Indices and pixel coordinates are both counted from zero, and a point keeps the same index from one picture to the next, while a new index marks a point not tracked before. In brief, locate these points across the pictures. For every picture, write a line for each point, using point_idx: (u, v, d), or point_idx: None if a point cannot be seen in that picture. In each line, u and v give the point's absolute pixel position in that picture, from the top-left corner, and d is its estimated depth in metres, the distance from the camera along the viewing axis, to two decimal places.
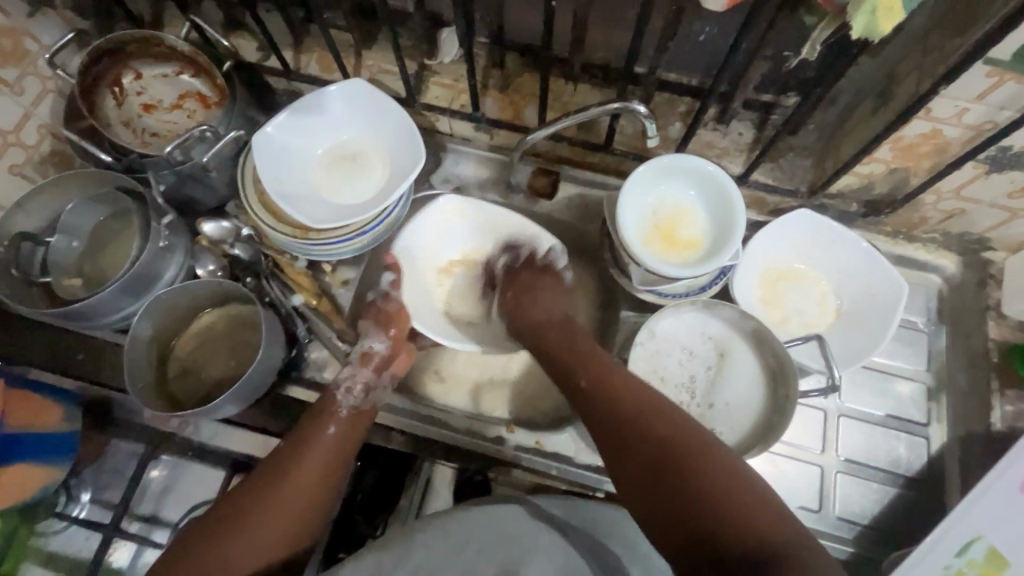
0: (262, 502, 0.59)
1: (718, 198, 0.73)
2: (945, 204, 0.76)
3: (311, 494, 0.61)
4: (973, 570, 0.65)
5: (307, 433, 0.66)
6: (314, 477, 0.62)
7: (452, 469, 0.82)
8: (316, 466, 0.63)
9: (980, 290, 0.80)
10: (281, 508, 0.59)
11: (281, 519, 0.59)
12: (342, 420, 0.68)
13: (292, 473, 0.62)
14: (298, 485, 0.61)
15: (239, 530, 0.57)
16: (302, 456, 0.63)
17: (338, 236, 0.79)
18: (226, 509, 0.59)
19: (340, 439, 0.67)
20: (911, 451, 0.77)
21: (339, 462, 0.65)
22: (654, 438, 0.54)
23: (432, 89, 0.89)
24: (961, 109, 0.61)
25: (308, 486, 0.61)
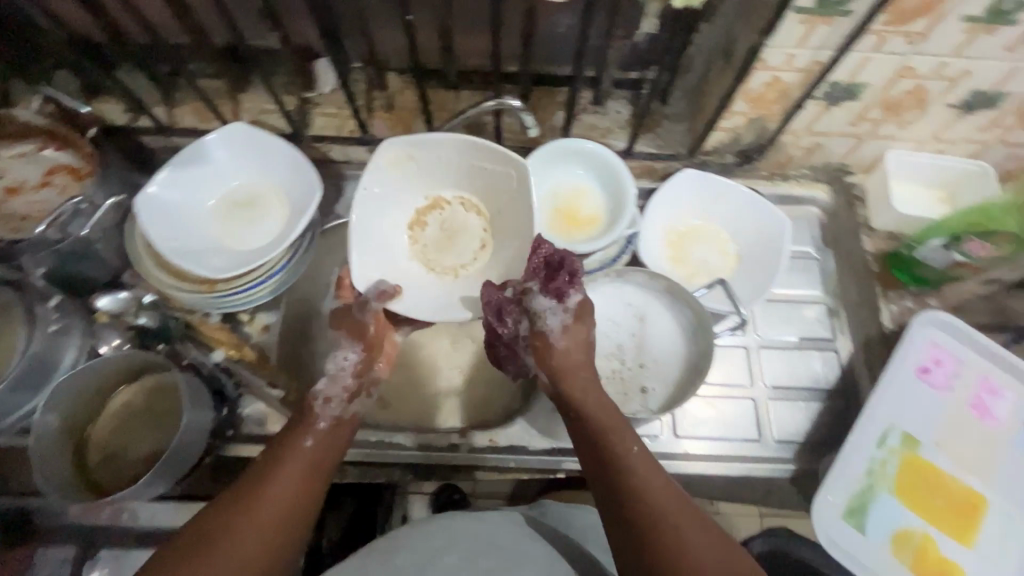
0: (232, 527, 0.50)
1: (607, 174, 0.78)
2: (804, 141, 0.84)
3: (283, 525, 0.52)
4: (895, 456, 0.72)
5: (281, 444, 0.58)
6: (287, 501, 0.53)
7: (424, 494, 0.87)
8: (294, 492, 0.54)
9: (851, 211, 0.90)
10: (252, 531, 0.50)
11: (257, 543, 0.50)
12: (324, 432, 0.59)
13: (264, 496, 0.52)
14: (270, 509, 0.52)
15: (209, 558, 0.48)
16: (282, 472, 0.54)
17: (248, 282, 0.78)
18: (214, 522, 0.50)
19: (318, 454, 0.58)
20: (826, 365, 0.85)
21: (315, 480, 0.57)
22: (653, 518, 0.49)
23: (318, 120, 0.89)
24: (790, 55, 0.69)
25: (281, 511, 0.52)
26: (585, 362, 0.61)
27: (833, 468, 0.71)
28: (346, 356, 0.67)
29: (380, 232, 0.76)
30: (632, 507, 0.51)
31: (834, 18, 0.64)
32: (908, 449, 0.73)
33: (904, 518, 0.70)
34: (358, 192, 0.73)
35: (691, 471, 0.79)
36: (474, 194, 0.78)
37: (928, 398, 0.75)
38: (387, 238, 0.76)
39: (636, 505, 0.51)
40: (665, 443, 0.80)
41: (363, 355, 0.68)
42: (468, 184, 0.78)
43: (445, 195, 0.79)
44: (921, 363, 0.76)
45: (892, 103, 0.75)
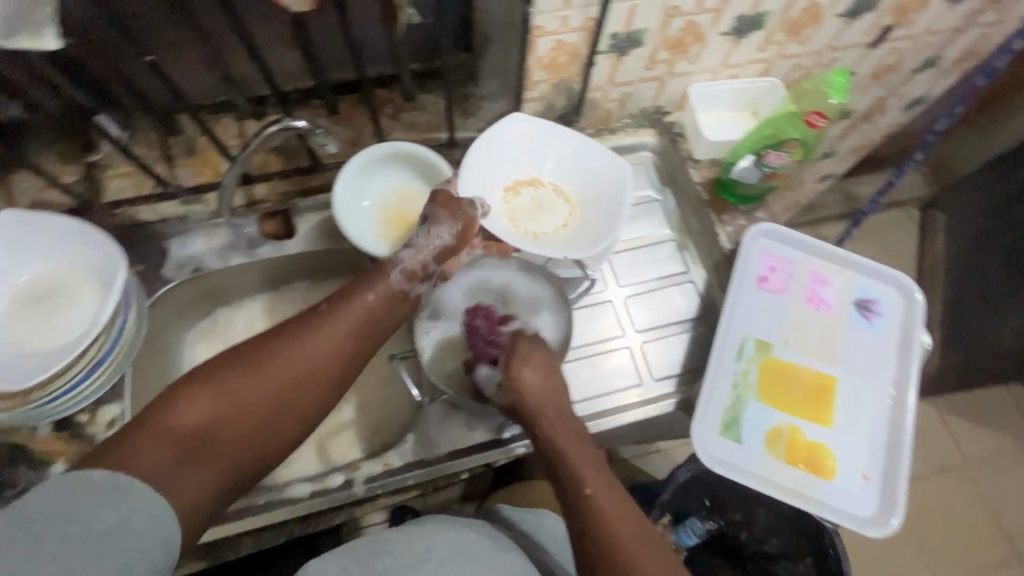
0: (223, 393, 0.58)
1: (423, 166, 0.77)
2: (612, 93, 0.87)
3: (280, 398, 0.60)
4: (754, 364, 0.78)
5: (351, 290, 0.68)
6: (312, 362, 0.62)
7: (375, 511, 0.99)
8: (301, 365, 0.62)
9: (676, 148, 0.95)
10: (241, 396, 0.58)
11: (245, 408, 0.58)
12: (382, 295, 0.68)
13: (279, 360, 0.61)
14: (281, 372, 0.61)
15: (210, 399, 0.57)
16: (313, 332, 0.63)
17: (71, 377, 0.70)
18: (231, 365, 0.60)
19: (373, 312, 0.67)
20: (686, 297, 0.90)
21: (351, 347, 0.65)
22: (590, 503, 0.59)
23: (113, 183, 0.81)
24: (562, 18, 0.69)
25: (297, 376, 0.61)
26: (556, 394, 0.67)
27: (703, 392, 0.76)
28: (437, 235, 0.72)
29: (503, 179, 0.84)
30: (591, 514, 0.58)
31: None
32: (764, 354, 0.78)
33: (773, 417, 0.76)
34: (492, 131, 0.80)
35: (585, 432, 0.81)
36: (570, 181, 0.86)
37: (771, 303, 0.81)
38: (497, 190, 0.83)
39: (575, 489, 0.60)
40: None
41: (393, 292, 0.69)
42: (568, 172, 0.86)
43: (542, 178, 0.86)
44: (759, 273, 0.83)
45: (673, 42, 0.79)
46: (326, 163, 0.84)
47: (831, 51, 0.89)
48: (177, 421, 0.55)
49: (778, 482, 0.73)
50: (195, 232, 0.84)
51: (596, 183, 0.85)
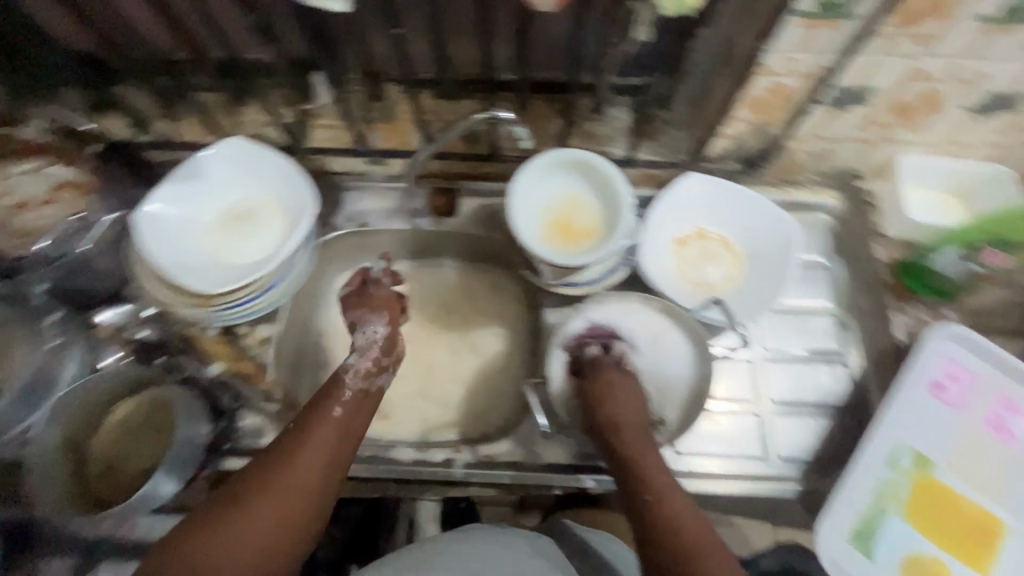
0: (248, 503, 0.53)
1: (602, 183, 0.76)
2: (811, 147, 0.81)
3: (302, 502, 0.55)
4: (906, 477, 0.69)
5: (307, 422, 0.60)
6: (310, 469, 0.57)
7: (433, 504, 0.92)
8: (295, 487, 0.55)
9: (861, 218, 0.87)
10: (261, 514, 0.52)
11: (261, 526, 0.52)
12: (348, 403, 0.64)
13: (278, 483, 0.54)
14: (293, 479, 0.55)
15: (215, 528, 0.51)
16: (292, 461, 0.56)
17: (246, 295, 0.78)
18: (215, 504, 0.53)
19: (348, 422, 0.62)
20: (834, 379, 0.82)
21: (341, 453, 0.60)
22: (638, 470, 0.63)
23: (317, 132, 0.90)
24: (791, 60, 0.66)
25: (313, 477, 0.56)
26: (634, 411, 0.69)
27: (841, 489, 0.68)
28: (375, 329, 0.72)
29: (671, 233, 0.86)
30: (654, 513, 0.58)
31: (836, 21, 0.61)
32: (920, 470, 0.69)
33: (916, 542, 0.67)
34: (672, 188, 0.85)
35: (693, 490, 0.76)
36: (737, 236, 0.86)
37: (944, 415, 0.71)
38: (665, 243, 0.85)
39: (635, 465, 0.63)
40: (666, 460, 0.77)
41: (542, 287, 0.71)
42: (735, 228, 0.86)
43: (709, 229, 0.87)
44: (933, 378, 0.73)
45: (903, 107, 0.72)
46: (503, 155, 0.87)
47: None
48: (205, 535, 0.51)
49: None
50: (369, 190, 0.93)
51: (765, 244, 0.84)
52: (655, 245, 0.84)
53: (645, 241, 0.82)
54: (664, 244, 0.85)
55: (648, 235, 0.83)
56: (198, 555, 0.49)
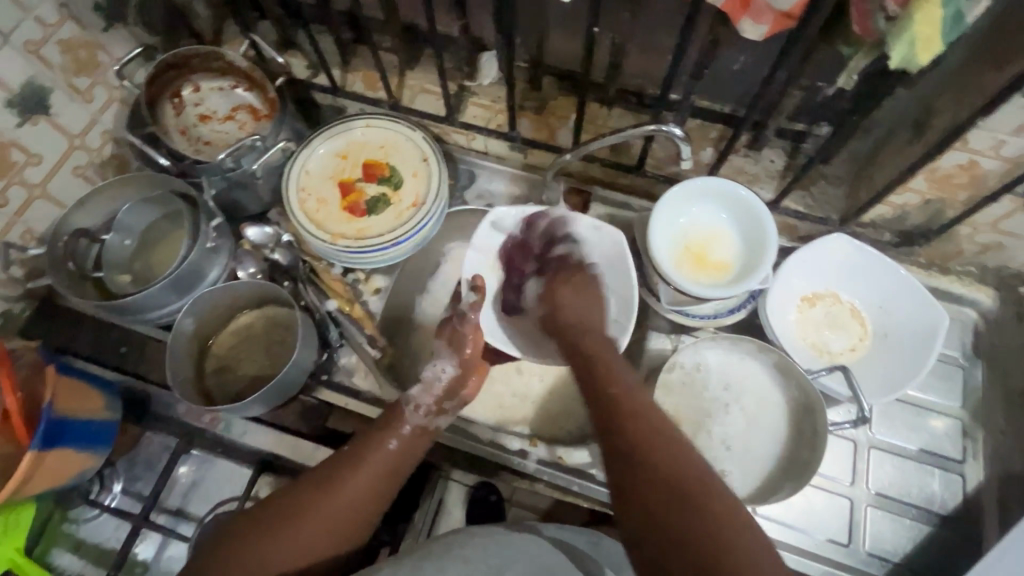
0: (298, 526, 0.55)
1: (749, 222, 0.73)
2: (982, 237, 0.75)
3: (343, 528, 0.57)
4: None
5: (370, 442, 0.62)
6: (358, 501, 0.58)
7: (464, 488, 0.88)
8: (360, 494, 0.58)
9: (1019, 326, 0.79)
10: (299, 540, 0.54)
11: (298, 548, 0.54)
12: (404, 438, 0.64)
13: (327, 495, 0.57)
14: (342, 510, 0.57)
15: (257, 546, 0.53)
16: (352, 478, 0.59)
17: (375, 243, 0.83)
18: (287, 503, 0.57)
19: (400, 459, 0.63)
20: (946, 488, 0.75)
21: (389, 485, 0.61)
22: (702, 492, 0.47)
23: (470, 109, 0.93)
24: (999, 142, 0.61)
25: (354, 509, 0.58)
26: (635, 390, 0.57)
27: None
28: (443, 368, 0.74)
29: (800, 289, 0.82)
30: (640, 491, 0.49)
31: None
32: None
33: None
34: (815, 244, 0.80)
35: None
36: (870, 310, 0.81)
37: None
38: (790, 298, 0.82)
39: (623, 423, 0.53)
40: None
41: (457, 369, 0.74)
42: (871, 302, 0.81)
43: (841, 295, 0.82)
44: None
45: None
46: (645, 171, 0.87)
47: None
48: (255, 545, 0.53)
49: None
50: (503, 173, 0.95)
51: (903, 328, 0.78)
52: (782, 299, 0.81)
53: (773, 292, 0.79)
54: (791, 299, 0.81)
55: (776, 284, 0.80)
56: (264, 544, 0.54)
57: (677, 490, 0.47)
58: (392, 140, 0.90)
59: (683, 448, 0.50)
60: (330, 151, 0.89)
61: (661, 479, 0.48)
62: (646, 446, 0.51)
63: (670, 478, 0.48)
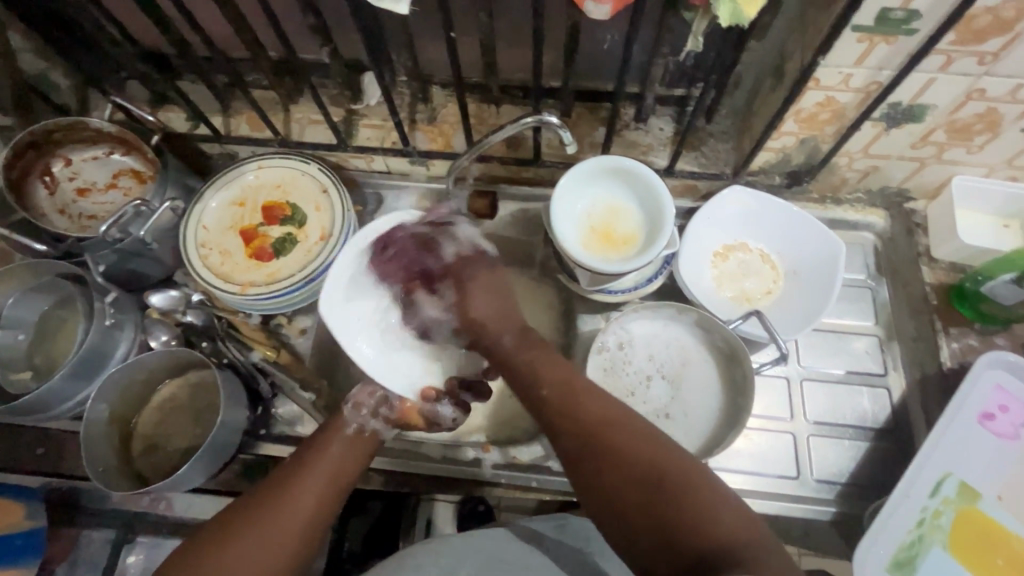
0: (245, 542, 0.52)
1: (643, 191, 0.76)
2: (859, 163, 0.80)
3: (294, 540, 0.54)
4: (949, 507, 0.66)
5: (313, 448, 0.61)
6: (310, 502, 0.56)
7: (452, 505, 0.83)
8: (311, 495, 0.57)
9: (910, 239, 0.84)
10: (256, 544, 0.52)
11: (254, 550, 0.52)
12: (346, 442, 0.63)
13: (276, 499, 0.55)
14: (294, 512, 0.55)
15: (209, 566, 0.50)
16: (299, 481, 0.57)
17: (287, 286, 0.81)
18: (225, 520, 0.54)
19: (345, 459, 0.62)
20: (875, 403, 0.79)
21: (339, 485, 0.60)
22: (670, 476, 0.51)
23: (362, 131, 0.92)
24: (846, 75, 0.65)
25: (310, 505, 0.56)
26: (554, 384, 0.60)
27: (879, 518, 0.65)
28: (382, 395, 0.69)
29: (710, 245, 0.85)
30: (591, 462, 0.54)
31: (897, 36, 0.60)
32: (965, 501, 0.67)
33: None
34: (716, 200, 0.84)
35: None
36: (778, 251, 0.85)
37: (992, 447, 0.68)
38: (703, 255, 0.84)
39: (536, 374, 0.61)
40: None
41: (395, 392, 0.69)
42: (778, 243, 0.85)
43: (750, 243, 0.86)
44: (985, 409, 0.70)
45: (961, 126, 0.70)
46: (544, 161, 0.87)
47: None
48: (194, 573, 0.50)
49: None
50: (409, 189, 0.96)
51: (808, 263, 0.82)
52: (696, 259, 0.84)
53: (685, 255, 0.82)
54: (704, 255, 0.84)
55: (686, 245, 0.83)
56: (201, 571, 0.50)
57: (648, 476, 0.51)
58: (287, 177, 0.88)
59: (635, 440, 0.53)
60: (225, 201, 0.87)
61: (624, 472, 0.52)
62: (600, 448, 0.54)
63: (640, 464, 0.52)
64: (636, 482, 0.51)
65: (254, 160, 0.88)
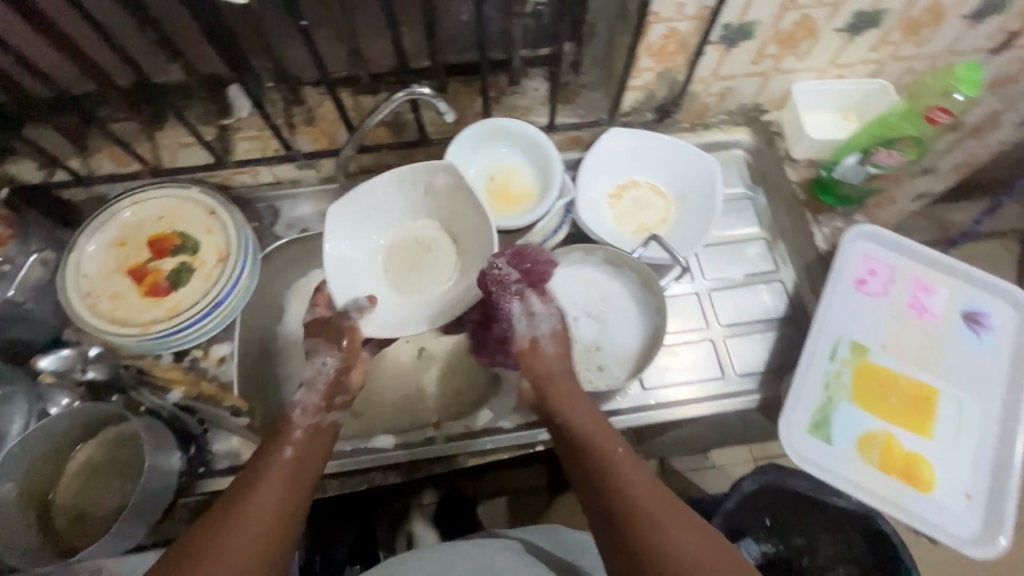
0: (215, 533, 0.48)
1: (528, 147, 0.79)
2: (714, 87, 0.87)
3: (265, 527, 0.50)
4: (847, 366, 0.75)
5: (269, 444, 0.59)
6: (274, 497, 0.52)
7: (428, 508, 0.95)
8: (273, 492, 0.53)
9: (771, 147, 0.94)
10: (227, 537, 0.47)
11: (234, 543, 0.47)
12: (301, 440, 0.60)
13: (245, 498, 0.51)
14: (257, 507, 0.51)
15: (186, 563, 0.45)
16: (267, 471, 0.55)
17: (192, 316, 0.77)
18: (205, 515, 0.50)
19: (303, 462, 0.58)
20: (774, 296, 0.88)
21: (301, 485, 0.57)
22: (660, 512, 0.49)
23: (240, 144, 0.88)
24: (679, 5, 0.71)
25: (273, 501, 0.52)
26: (592, 416, 0.62)
27: (793, 387, 0.73)
28: (325, 360, 0.70)
29: (604, 188, 0.91)
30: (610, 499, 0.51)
31: None
32: (858, 357, 0.76)
33: (866, 421, 0.72)
34: (600, 143, 0.88)
35: (670, 417, 0.81)
36: (664, 181, 0.91)
37: (868, 306, 0.79)
38: (601, 199, 0.90)
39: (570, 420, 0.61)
40: (637, 396, 0.81)
41: (341, 359, 0.70)
42: (663, 174, 0.91)
43: (639, 179, 0.92)
44: (858, 276, 0.80)
45: (785, 36, 0.79)
46: (431, 140, 0.89)
47: (948, 55, 0.87)
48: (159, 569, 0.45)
49: (871, 488, 0.69)
50: (305, 196, 0.94)
51: (692, 185, 0.89)
52: (595, 203, 0.89)
53: (584, 202, 0.87)
54: (601, 199, 0.90)
55: (582, 191, 0.87)
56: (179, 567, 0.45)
57: (651, 513, 0.49)
58: (170, 207, 0.84)
59: (635, 483, 0.52)
60: (104, 245, 0.81)
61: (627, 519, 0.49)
62: (613, 482, 0.52)
63: (649, 506, 0.49)
64: (647, 516, 0.48)
65: (127, 196, 0.83)
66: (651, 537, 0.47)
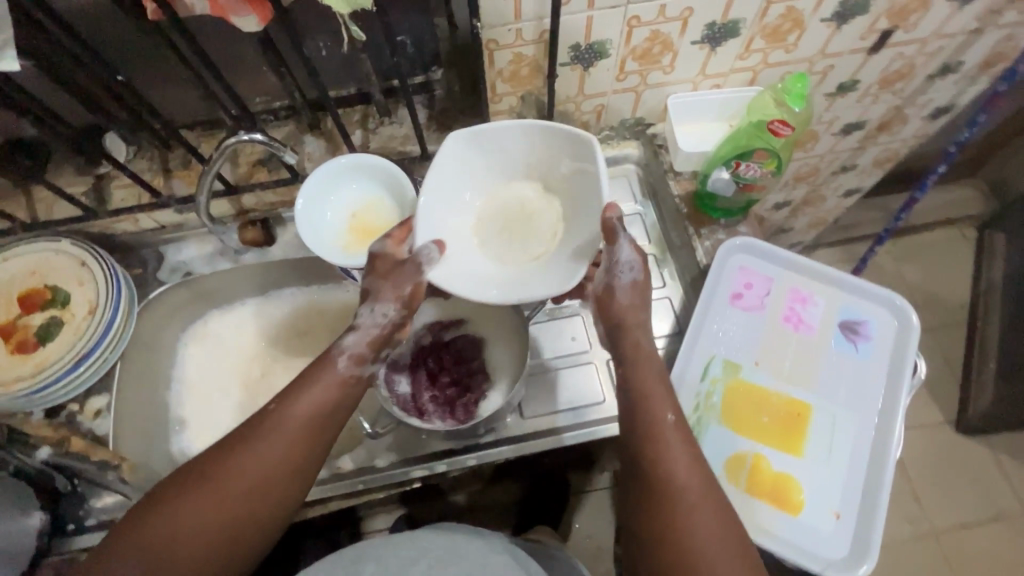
0: (175, 508, 0.52)
1: (387, 181, 0.78)
2: (586, 105, 0.87)
3: (237, 498, 0.54)
4: (719, 385, 0.73)
5: (307, 376, 0.60)
6: (264, 465, 0.55)
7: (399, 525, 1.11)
8: (256, 461, 0.55)
9: (657, 160, 0.93)
10: (198, 504, 0.53)
11: (198, 514, 0.52)
12: (333, 386, 0.59)
13: (229, 468, 0.54)
14: (237, 476, 0.54)
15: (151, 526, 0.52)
16: (254, 437, 0.55)
17: (57, 371, 0.77)
18: (198, 470, 0.54)
19: (322, 412, 0.58)
20: (660, 315, 0.85)
21: (311, 441, 0.57)
22: (708, 541, 0.51)
23: (117, 192, 0.88)
24: (516, 31, 0.70)
25: (267, 465, 0.55)
26: (661, 410, 0.58)
27: None
28: (385, 311, 0.64)
29: None
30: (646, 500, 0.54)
31: None
32: (730, 375, 0.74)
33: (735, 443, 0.70)
34: None
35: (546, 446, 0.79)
36: None
37: (742, 321, 0.77)
38: None
39: (636, 398, 0.59)
40: (515, 427, 0.79)
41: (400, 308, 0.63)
42: None
43: None
44: (734, 290, 0.78)
45: (642, 52, 0.78)
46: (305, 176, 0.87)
47: (823, 57, 0.86)
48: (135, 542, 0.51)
49: (739, 512, 0.66)
50: (190, 239, 0.93)
51: None
52: None
53: None
54: None
55: None
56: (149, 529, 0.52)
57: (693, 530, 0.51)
58: (41, 261, 0.83)
59: (682, 483, 0.53)
60: None
61: (667, 519, 0.52)
62: (653, 476, 0.54)
63: (688, 508, 0.52)
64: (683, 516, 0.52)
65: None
66: (686, 551, 0.51)
